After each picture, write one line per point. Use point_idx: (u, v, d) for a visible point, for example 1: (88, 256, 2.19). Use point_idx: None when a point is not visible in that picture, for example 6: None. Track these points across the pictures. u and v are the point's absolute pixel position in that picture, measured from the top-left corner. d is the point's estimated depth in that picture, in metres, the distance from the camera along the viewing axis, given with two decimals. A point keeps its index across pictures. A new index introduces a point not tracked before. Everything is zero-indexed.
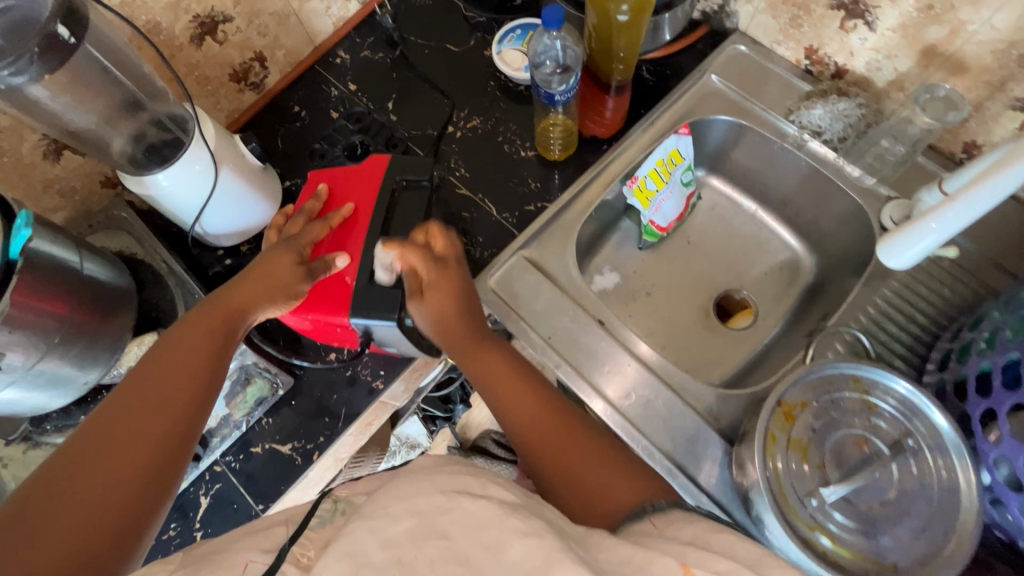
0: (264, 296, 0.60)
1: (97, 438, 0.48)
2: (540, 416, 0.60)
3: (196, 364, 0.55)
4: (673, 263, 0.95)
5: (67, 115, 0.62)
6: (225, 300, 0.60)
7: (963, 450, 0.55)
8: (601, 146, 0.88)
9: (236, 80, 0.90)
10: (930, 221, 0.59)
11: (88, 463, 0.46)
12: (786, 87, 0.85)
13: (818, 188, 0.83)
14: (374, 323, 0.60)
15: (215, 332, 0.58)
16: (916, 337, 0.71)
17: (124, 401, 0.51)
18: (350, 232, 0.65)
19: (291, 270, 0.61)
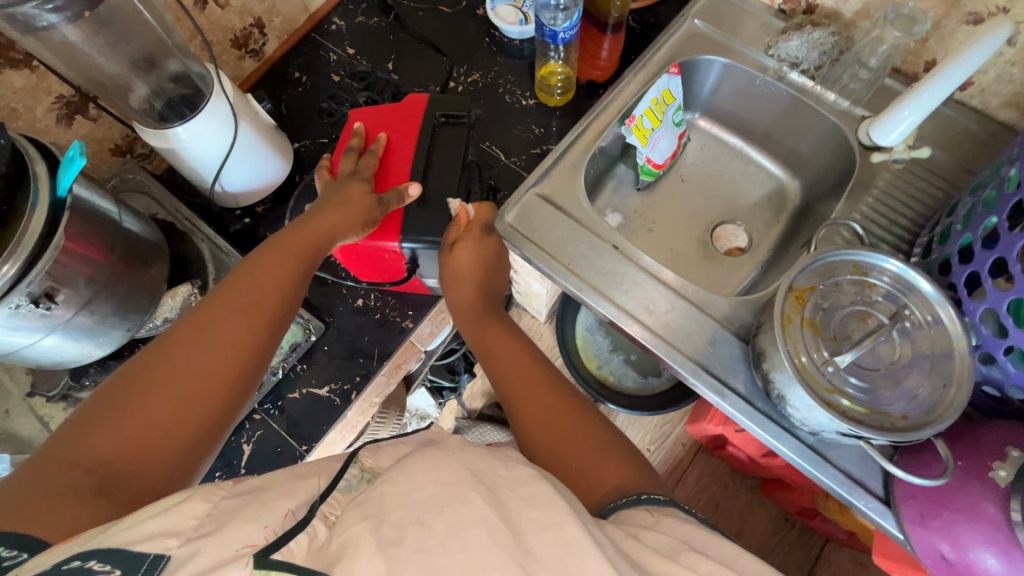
0: (343, 225, 0.63)
1: (192, 334, 0.52)
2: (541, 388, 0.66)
3: (280, 283, 0.59)
4: (670, 201, 1.01)
5: (97, 58, 0.66)
6: (311, 225, 0.64)
7: (946, 301, 0.62)
8: (598, 90, 0.93)
9: (237, 47, 0.91)
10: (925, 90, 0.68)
11: (186, 355, 0.51)
12: (763, 26, 0.92)
13: (798, 116, 0.91)
14: (422, 244, 0.69)
15: (299, 256, 0.62)
16: (900, 237, 0.78)
17: (218, 302, 0.55)
18: (389, 162, 0.72)
19: (364, 200, 0.65)
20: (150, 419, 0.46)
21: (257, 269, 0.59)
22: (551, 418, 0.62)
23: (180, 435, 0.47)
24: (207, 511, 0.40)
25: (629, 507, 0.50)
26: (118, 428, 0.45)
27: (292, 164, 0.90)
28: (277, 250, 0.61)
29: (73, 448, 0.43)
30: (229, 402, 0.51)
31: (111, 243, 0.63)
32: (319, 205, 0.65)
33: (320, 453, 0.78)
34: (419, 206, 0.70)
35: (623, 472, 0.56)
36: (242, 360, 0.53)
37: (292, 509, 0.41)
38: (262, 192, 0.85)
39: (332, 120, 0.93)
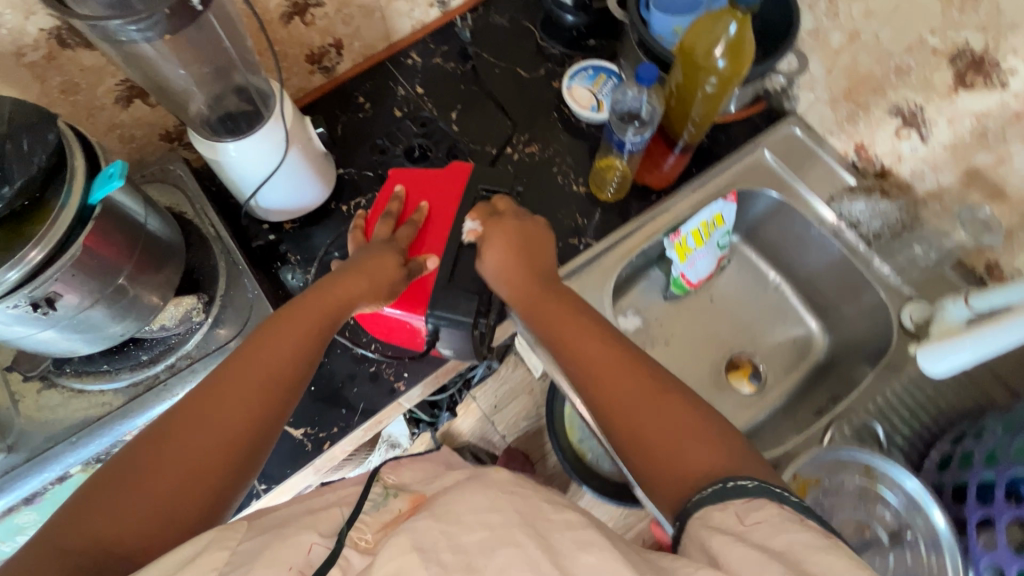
0: (366, 293, 0.63)
1: (200, 403, 0.51)
2: (604, 361, 0.60)
3: (298, 347, 0.57)
4: (694, 318, 0.99)
5: (166, 72, 0.65)
6: (333, 290, 0.62)
7: (957, 550, 0.58)
8: (650, 195, 0.91)
9: (311, 62, 0.91)
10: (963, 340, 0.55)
11: (192, 425, 0.50)
12: (831, 175, 0.90)
13: (845, 275, 0.88)
14: (449, 320, 0.65)
15: (319, 320, 0.60)
16: (917, 434, 0.76)
17: (230, 370, 0.54)
18: (425, 232, 0.70)
19: (393, 271, 0.65)
20: (153, 496, 0.45)
21: (274, 333, 0.57)
22: (635, 395, 0.56)
23: (178, 511, 0.46)
24: (224, 560, 0.41)
25: (713, 502, 0.46)
26: (120, 508, 0.44)
27: (331, 190, 0.89)
28: (297, 314, 0.60)
29: (66, 535, 0.42)
30: (235, 472, 0.50)
31: (130, 244, 0.61)
32: (343, 269, 0.64)
33: (277, 494, 0.76)
34: (449, 280, 0.67)
35: (712, 454, 0.50)
36: (249, 428, 0.51)
37: (318, 542, 0.47)
38: (295, 213, 0.85)
39: (382, 156, 0.92)
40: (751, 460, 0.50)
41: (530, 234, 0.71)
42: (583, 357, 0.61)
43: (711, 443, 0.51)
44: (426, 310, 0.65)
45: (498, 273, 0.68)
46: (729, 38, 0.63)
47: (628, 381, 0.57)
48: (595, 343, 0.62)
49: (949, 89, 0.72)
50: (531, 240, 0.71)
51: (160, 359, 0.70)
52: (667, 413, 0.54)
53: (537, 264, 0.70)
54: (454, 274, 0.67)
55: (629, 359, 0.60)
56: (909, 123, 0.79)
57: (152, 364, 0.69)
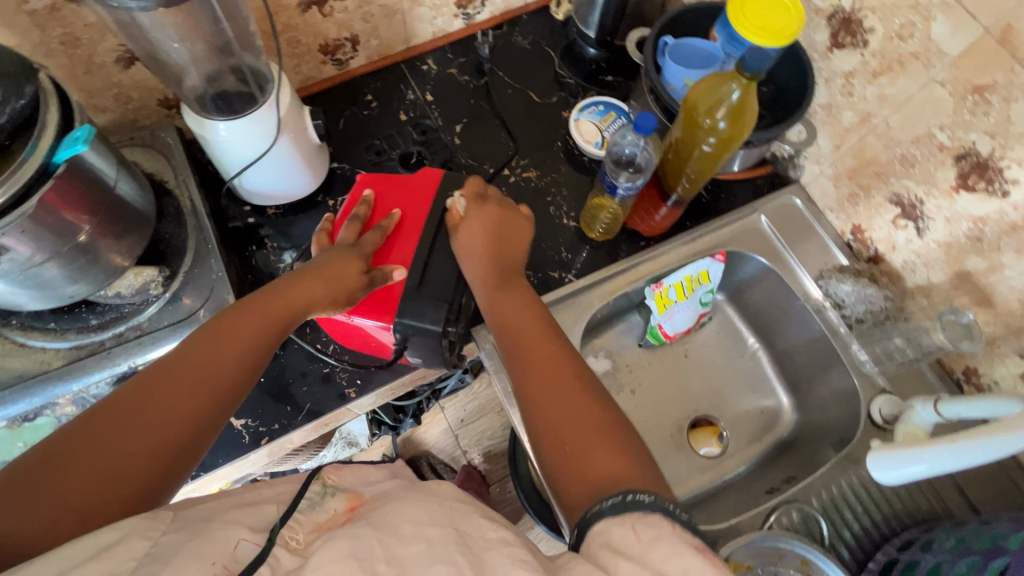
0: (323, 296, 0.61)
1: (135, 399, 0.49)
2: (543, 365, 0.59)
3: (246, 348, 0.56)
4: (665, 370, 0.97)
5: (161, 46, 0.65)
6: (292, 292, 0.61)
7: None
8: (640, 241, 0.90)
9: (324, 52, 0.91)
10: (924, 451, 0.51)
11: (124, 422, 0.48)
12: (822, 250, 0.89)
13: (821, 354, 0.86)
14: (417, 328, 0.63)
15: (273, 323, 0.59)
16: (868, 531, 0.72)
17: (171, 367, 0.52)
18: (396, 239, 0.68)
19: (354, 278, 0.63)
20: (86, 476, 0.44)
21: (223, 331, 0.56)
22: (563, 401, 0.56)
23: (104, 512, 0.44)
24: (144, 551, 0.41)
25: (612, 514, 0.44)
26: (35, 508, 0.41)
27: (321, 182, 0.88)
28: (250, 314, 0.58)
29: None
30: (168, 471, 0.48)
31: (94, 206, 0.59)
32: (302, 271, 0.63)
33: (207, 480, 0.75)
34: (418, 288, 0.65)
35: (622, 467, 0.49)
36: (193, 416, 0.51)
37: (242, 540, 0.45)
38: (280, 199, 0.83)
39: (377, 158, 0.91)
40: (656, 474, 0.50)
41: (509, 221, 0.71)
42: (525, 354, 0.61)
43: (624, 458, 0.50)
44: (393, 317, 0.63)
45: (461, 246, 0.67)
46: (732, 102, 0.61)
47: (562, 395, 0.56)
48: (539, 341, 0.61)
49: (951, 188, 0.70)
50: (509, 237, 0.71)
51: (107, 327, 0.68)
52: (587, 422, 0.53)
53: (506, 254, 0.69)
54: (424, 278, 0.65)
55: (567, 366, 0.59)
56: (907, 214, 0.77)
57: (100, 330, 0.68)
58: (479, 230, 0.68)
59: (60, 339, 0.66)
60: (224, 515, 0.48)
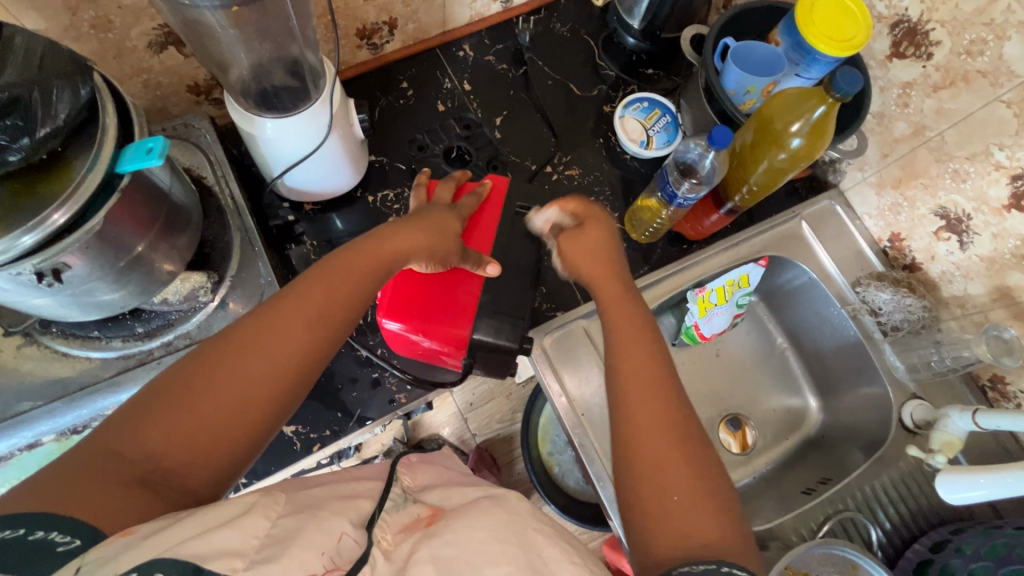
0: (420, 251, 0.55)
1: (254, 323, 0.46)
2: (649, 384, 0.54)
3: (359, 282, 0.51)
4: (698, 369, 0.99)
5: (210, 37, 0.60)
6: (404, 234, 0.55)
7: None
8: (683, 244, 0.90)
9: (360, 37, 0.86)
10: (981, 475, 0.57)
11: (246, 344, 0.45)
12: (858, 256, 0.91)
13: (853, 358, 0.90)
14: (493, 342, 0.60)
15: (386, 258, 0.53)
16: (898, 530, 0.77)
17: (290, 293, 0.48)
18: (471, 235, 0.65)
19: (450, 238, 0.58)
20: (192, 424, 0.42)
21: (339, 260, 0.51)
22: (662, 428, 0.51)
23: (229, 433, 0.43)
24: (265, 530, 0.41)
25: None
26: (173, 421, 0.41)
27: (361, 178, 0.84)
28: (361, 247, 0.52)
29: (119, 439, 0.40)
30: (284, 396, 0.45)
31: (152, 216, 0.56)
32: (407, 219, 0.57)
33: (255, 487, 0.74)
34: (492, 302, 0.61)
35: (717, 529, 0.46)
36: (291, 370, 0.46)
37: (342, 534, 0.45)
38: (320, 196, 0.80)
39: (418, 153, 0.87)
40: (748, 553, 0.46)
41: (610, 243, 0.65)
42: (629, 364, 0.55)
43: (717, 520, 0.47)
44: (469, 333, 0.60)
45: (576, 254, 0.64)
46: (812, 119, 0.61)
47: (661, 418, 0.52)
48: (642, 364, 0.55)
49: (1002, 206, 0.72)
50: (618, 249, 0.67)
51: (155, 335, 0.65)
52: (689, 467, 0.49)
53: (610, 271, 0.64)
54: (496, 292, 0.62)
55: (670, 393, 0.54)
56: (952, 227, 0.79)
57: (146, 338, 0.65)
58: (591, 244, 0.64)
59: (104, 349, 0.63)
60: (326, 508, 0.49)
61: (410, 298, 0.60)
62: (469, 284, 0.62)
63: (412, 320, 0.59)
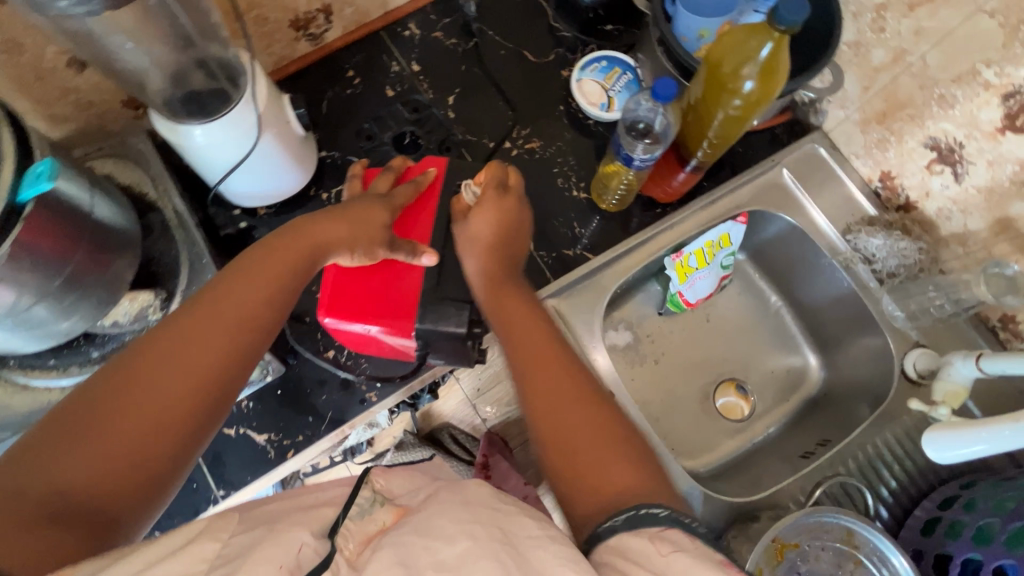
0: (345, 240, 0.55)
1: (162, 342, 0.45)
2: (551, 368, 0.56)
3: (272, 287, 0.50)
4: (688, 336, 0.94)
5: (115, 53, 0.58)
6: (312, 231, 0.54)
7: None
8: (656, 209, 0.85)
9: (295, 28, 0.82)
10: (982, 429, 0.51)
11: (155, 363, 0.44)
12: (849, 201, 0.85)
13: (850, 311, 0.84)
14: (441, 332, 0.57)
15: (298, 259, 0.52)
16: (905, 488, 0.72)
17: (197, 306, 0.47)
18: (415, 220, 0.62)
19: (377, 228, 0.55)
20: (104, 453, 0.40)
21: (249, 267, 0.50)
22: (569, 400, 0.54)
23: (148, 455, 0.42)
24: (215, 552, 0.40)
25: (622, 530, 0.43)
26: (83, 451, 0.40)
27: (312, 175, 0.81)
28: (271, 251, 0.51)
29: (24, 478, 0.38)
30: (205, 412, 0.45)
31: (75, 237, 0.55)
32: (323, 211, 0.56)
33: (238, 497, 0.74)
34: (435, 287, 0.58)
35: (632, 476, 0.48)
36: (208, 381, 0.45)
37: (306, 544, 0.43)
38: (270, 199, 0.77)
39: (367, 143, 0.84)
40: (674, 492, 0.48)
41: (518, 216, 0.64)
42: (530, 351, 0.58)
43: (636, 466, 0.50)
44: (414, 325, 0.56)
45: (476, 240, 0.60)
46: (761, 60, 0.55)
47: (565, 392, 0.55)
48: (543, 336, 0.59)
49: (996, 129, 0.65)
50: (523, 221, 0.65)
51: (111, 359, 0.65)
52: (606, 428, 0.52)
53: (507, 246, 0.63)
54: (441, 279, 0.59)
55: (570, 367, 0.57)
56: (944, 159, 0.72)
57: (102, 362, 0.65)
58: (488, 222, 0.60)
59: (60, 377, 0.63)
60: (287, 518, 0.46)
61: (350, 295, 0.57)
62: (411, 273, 0.58)
63: (356, 318, 0.56)
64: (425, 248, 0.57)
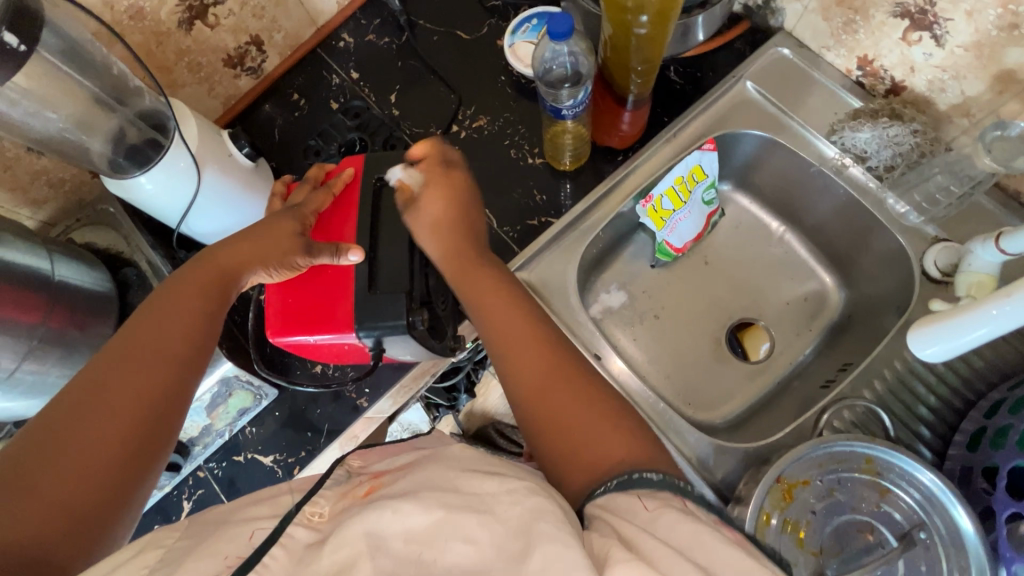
0: (257, 261, 0.57)
1: (88, 386, 0.45)
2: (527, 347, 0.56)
3: (190, 320, 0.52)
4: (686, 285, 0.86)
5: (33, 122, 0.60)
6: (223, 258, 0.57)
7: (983, 558, 0.51)
8: (617, 156, 0.80)
9: (231, 66, 0.85)
10: (989, 308, 0.47)
11: (84, 407, 0.44)
12: (829, 100, 0.76)
13: (853, 219, 0.76)
14: (382, 331, 0.57)
15: (211, 290, 0.55)
16: (947, 400, 0.63)
17: (118, 351, 0.48)
18: (342, 220, 0.62)
19: (290, 240, 0.58)
20: (41, 498, 0.39)
21: (163, 306, 0.52)
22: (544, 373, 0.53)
23: (90, 492, 0.41)
24: (157, 558, 0.37)
25: (616, 491, 0.41)
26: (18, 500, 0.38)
27: None
28: (183, 286, 0.54)
29: None
30: (143, 445, 0.45)
31: (42, 301, 0.59)
32: (234, 236, 0.59)
33: None
34: (369, 290, 0.58)
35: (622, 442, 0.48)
36: (145, 414, 0.46)
37: (258, 530, 0.40)
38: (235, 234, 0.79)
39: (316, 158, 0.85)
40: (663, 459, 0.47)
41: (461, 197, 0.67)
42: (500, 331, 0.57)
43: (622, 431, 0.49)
44: (354, 328, 0.57)
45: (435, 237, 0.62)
46: None
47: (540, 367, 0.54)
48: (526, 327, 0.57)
49: None
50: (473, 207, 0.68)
51: None
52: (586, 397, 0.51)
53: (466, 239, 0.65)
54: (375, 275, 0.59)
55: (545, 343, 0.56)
56: (919, 24, 0.63)
57: None
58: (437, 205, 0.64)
59: None
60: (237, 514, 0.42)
61: (293, 310, 0.60)
62: (342, 276, 0.59)
63: (299, 330, 0.59)
64: (349, 246, 0.58)
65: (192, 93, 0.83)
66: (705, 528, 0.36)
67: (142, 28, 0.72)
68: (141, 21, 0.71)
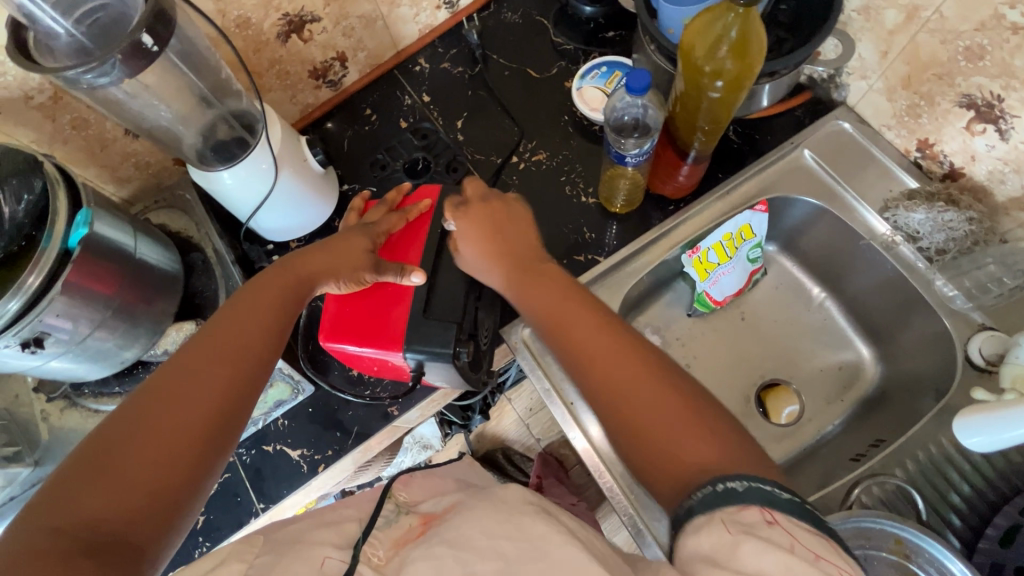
0: (330, 270, 0.61)
1: (172, 377, 0.48)
2: (596, 342, 0.56)
3: (266, 319, 0.55)
4: (721, 338, 0.87)
5: (146, 113, 0.66)
6: (299, 265, 0.61)
7: None
8: (668, 206, 0.82)
9: (315, 77, 0.90)
10: None
11: (169, 395, 0.47)
12: (884, 176, 0.78)
13: (898, 295, 0.76)
14: (428, 357, 0.59)
15: (286, 294, 0.58)
16: (981, 491, 0.62)
17: (202, 345, 0.52)
18: (408, 246, 0.66)
19: (361, 257, 0.62)
20: (128, 480, 0.42)
21: (244, 305, 0.56)
22: (622, 374, 0.53)
23: (168, 479, 0.44)
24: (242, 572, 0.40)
25: (703, 513, 0.40)
26: (108, 482, 0.41)
27: (336, 206, 0.87)
28: (262, 291, 0.58)
29: (58, 514, 0.39)
30: (215, 437, 0.47)
31: (121, 274, 0.63)
32: (309, 247, 0.63)
33: (278, 511, 0.79)
34: (424, 313, 0.61)
35: (711, 445, 0.46)
36: (219, 406, 0.48)
37: (333, 557, 0.43)
38: (296, 232, 0.83)
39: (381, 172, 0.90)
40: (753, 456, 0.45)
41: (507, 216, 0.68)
42: (572, 331, 0.57)
43: (706, 430, 0.47)
44: (402, 347, 0.59)
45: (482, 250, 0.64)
46: (731, 38, 0.57)
47: (615, 363, 0.54)
48: (597, 321, 0.57)
49: None
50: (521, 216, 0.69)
51: None
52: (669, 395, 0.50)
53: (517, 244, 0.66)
54: (430, 304, 0.62)
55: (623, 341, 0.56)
56: (984, 115, 0.65)
57: None
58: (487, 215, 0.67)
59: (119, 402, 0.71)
60: (306, 537, 0.45)
61: (347, 322, 0.63)
62: (400, 298, 0.62)
63: (352, 341, 0.62)
64: (411, 269, 0.61)
65: (275, 98, 0.88)
66: (801, 562, 0.34)
67: (245, 35, 0.78)
68: (245, 29, 0.77)
